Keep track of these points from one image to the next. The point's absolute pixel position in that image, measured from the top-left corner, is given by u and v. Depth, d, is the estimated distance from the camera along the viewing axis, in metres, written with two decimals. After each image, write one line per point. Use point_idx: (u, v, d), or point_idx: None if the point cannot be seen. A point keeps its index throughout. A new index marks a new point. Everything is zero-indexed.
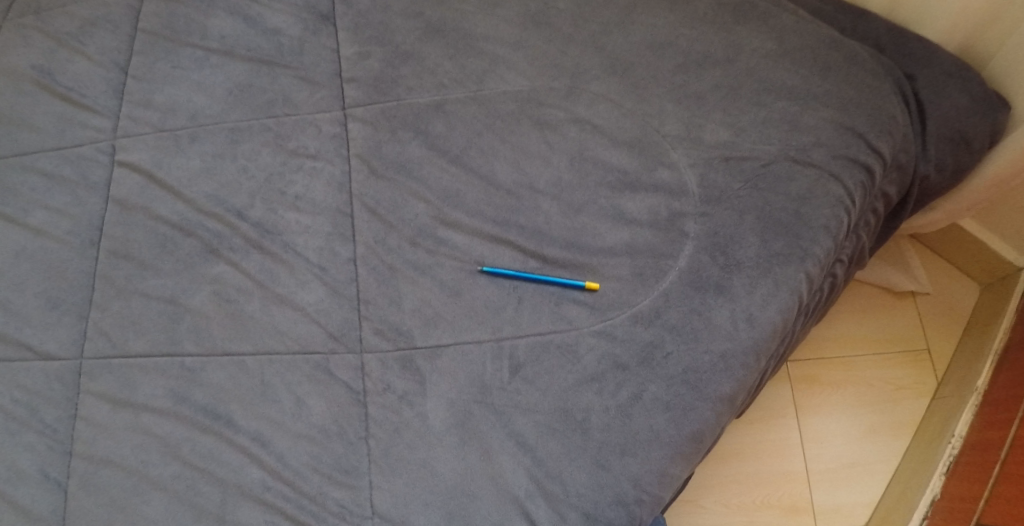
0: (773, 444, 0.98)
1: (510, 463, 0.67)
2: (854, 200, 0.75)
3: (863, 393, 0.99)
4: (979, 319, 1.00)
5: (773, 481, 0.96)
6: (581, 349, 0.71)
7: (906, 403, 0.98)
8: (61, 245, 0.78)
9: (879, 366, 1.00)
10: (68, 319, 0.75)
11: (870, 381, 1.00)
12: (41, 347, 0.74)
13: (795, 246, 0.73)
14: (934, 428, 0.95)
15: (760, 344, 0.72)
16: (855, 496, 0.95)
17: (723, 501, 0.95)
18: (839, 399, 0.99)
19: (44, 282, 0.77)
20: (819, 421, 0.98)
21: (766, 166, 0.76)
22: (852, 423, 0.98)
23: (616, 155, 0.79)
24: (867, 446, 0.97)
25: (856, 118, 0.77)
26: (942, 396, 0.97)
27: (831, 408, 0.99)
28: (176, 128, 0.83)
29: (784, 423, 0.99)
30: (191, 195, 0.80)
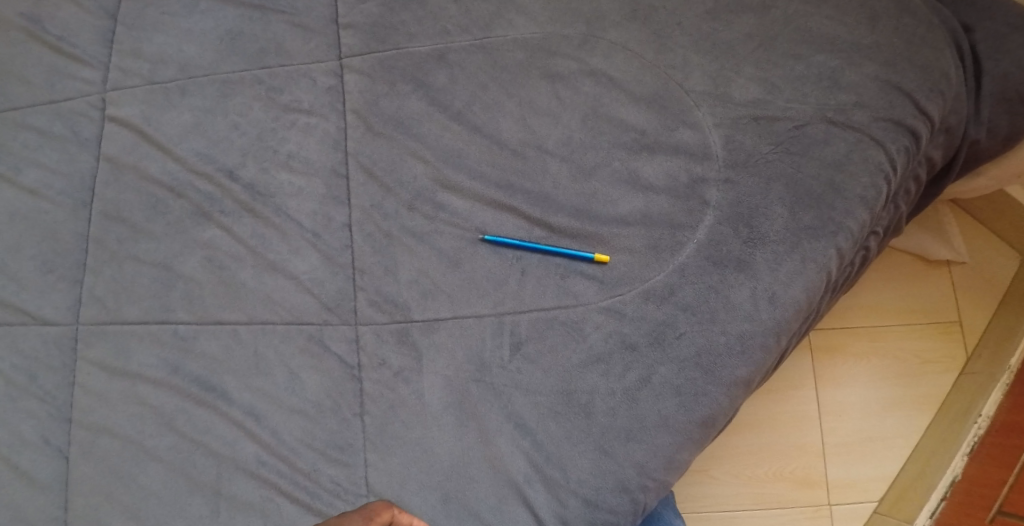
0: (789, 415, 0.94)
1: (508, 445, 0.64)
2: (896, 168, 0.68)
3: (887, 366, 0.94)
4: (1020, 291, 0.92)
5: (788, 453, 0.93)
6: (588, 327, 0.66)
7: (932, 378, 0.93)
8: (54, 207, 0.75)
9: (907, 338, 0.94)
10: (63, 284, 0.73)
11: (897, 353, 0.94)
12: (38, 312, 0.72)
13: (827, 219, 0.67)
14: (960, 405, 0.91)
15: (783, 325, 0.66)
16: (870, 470, 0.92)
17: (734, 473, 0.92)
18: (861, 371, 0.94)
19: (38, 246, 0.74)
20: (839, 393, 0.94)
21: (800, 128, 0.68)
22: (873, 396, 0.93)
23: (634, 113, 0.72)
24: (887, 420, 0.93)
25: (905, 73, 0.69)
26: (970, 372, 0.92)
27: (852, 379, 0.94)
28: (166, 80, 0.78)
29: (802, 394, 0.94)
30: (181, 152, 0.75)
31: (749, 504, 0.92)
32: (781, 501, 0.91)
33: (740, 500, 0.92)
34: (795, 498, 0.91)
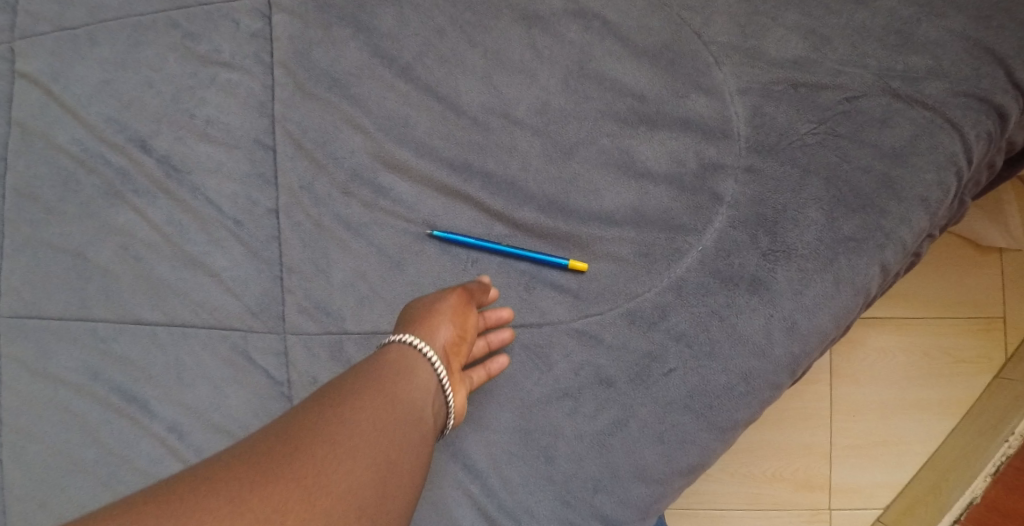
0: (797, 411, 0.81)
1: (453, 490, 0.54)
2: (972, 159, 0.51)
3: (912, 363, 0.80)
4: None
5: (790, 453, 0.81)
6: (554, 354, 0.54)
7: (962, 381, 0.80)
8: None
9: (940, 334, 0.80)
10: None
11: (925, 350, 0.80)
12: None
13: (873, 227, 0.51)
14: (991, 415, 0.77)
15: (800, 362, 0.52)
16: (879, 477, 0.80)
17: (729, 470, 0.81)
18: (885, 366, 0.80)
19: None
20: (855, 390, 0.80)
21: (853, 101, 0.52)
22: (894, 395, 0.80)
23: (630, 71, 0.55)
24: (904, 422, 0.80)
25: (1003, 30, 0.50)
26: (1008, 378, 0.78)
27: (871, 376, 0.80)
28: (76, 25, 0.62)
29: (813, 389, 0.81)
30: (89, 117, 0.62)
31: (741, 504, 0.81)
32: (777, 503, 0.80)
33: (734, 499, 0.81)
34: (794, 501, 0.80)
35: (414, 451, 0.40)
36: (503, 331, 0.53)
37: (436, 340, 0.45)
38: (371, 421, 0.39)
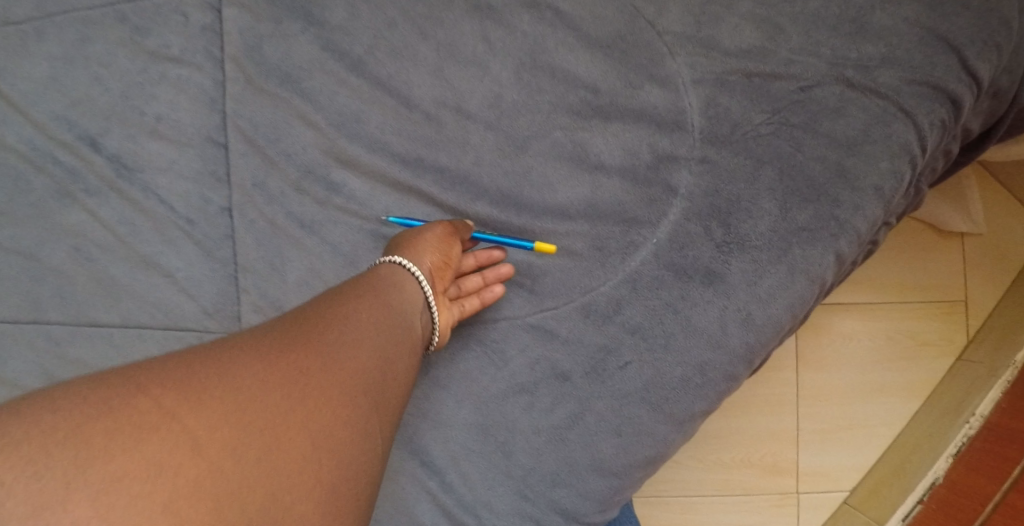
0: (764, 397, 0.81)
1: (413, 486, 0.54)
2: (925, 148, 0.51)
3: (878, 348, 0.81)
4: None
5: (759, 439, 0.81)
6: (510, 349, 0.54)
7: (927, 363, 0.80)
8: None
9: (905, 318, 0.81)
10: None
11: (891, 333, 0.81)
12: None
13: (826, 216, 0.51)
14: (953, 396, 0.78)
15: (756, 351, 0.52)
16: (846, 459, 0.81)
17: (698, 458, 0.81)
18: (850, 351, 0.81)
19: None
20: (821, 376, 0.81)
21: (807, 91, 0.51)
22: (860, 379, 0.81)
23: (584, 62, 0.54)
24: (870, 405, 0.81)
25: (954, 15, 0.50)
26: (969, 360, 0.79)
27: (837, 361, 0.81)
28: (20, 20, 0.59)
29: (780, 375, 0.81)
30: (38, 116, 0.59)
31: (710, 490, 0.81)
32: (746, 488, 0.81)
33: (703, 486, 0.81)
34: (762, 485, 0.81)
35: (406, 355, 0.45)
36: (502, 266, 0.54)
37: (423, 263, 0.49)
38: (369, 316, 0.43)
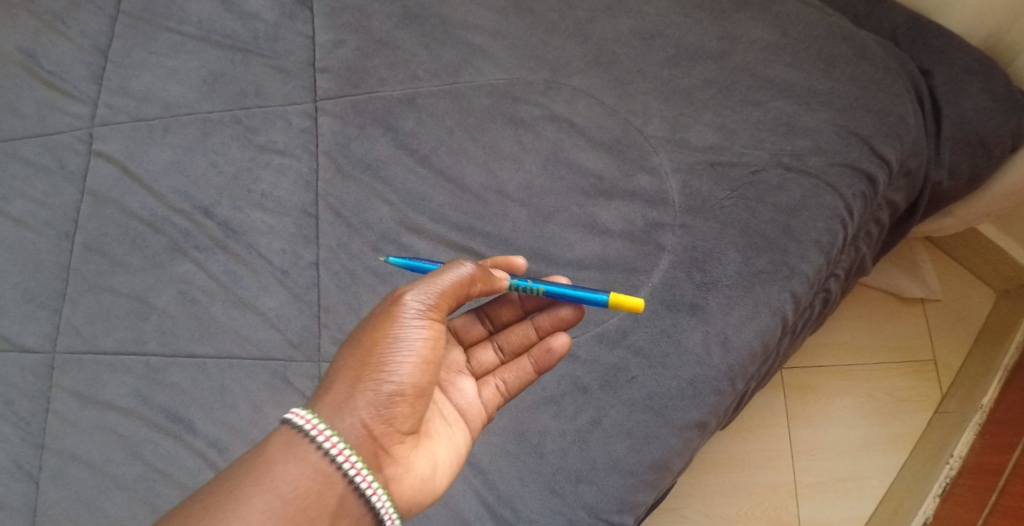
0: (760, 453, 0.94)
1: (460, 483, 0.66)
2: (852, 212, 0.69)
3: (860, 405, 0.95)
4: (995, 327, 0.94)
5: (759, 493, 0.93)
6: (541, 369, 0.68)
7: (907, 417, 0.94)
8: (38, 235, 0.81)
9: (881, 378, 0.96)
10: (43, 313, 0.77)
11: (869, 392, 0.96)
12: (19, 339, 0.77)
13: (780, 263, 0.68)
14: (933, 445, 0.91)
15: (737, 369, 0.67)
16: (844, 511, 0.91)
17: (705, 511, 0.92)
18: (833, 408, 0.95)
19: (23, 274, 0.79)
20: (811, 432, 0.95)
21: (756, 173, 0.70)
22: (848, 435, 0.94)
23: (594, 158, 0.74)
24: (860, 458, 0.93)
25: (862, 120, 0.70)
26: (943, 412, 0.93)
27: (824, 418, 0.95)
28: (150, 117, 0.84)
29: (774, 433, 0.95)
30: (159, 189, 0.80)
31: None
32: None
33: None
34: None
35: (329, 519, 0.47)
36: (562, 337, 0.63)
37: (356, 433, 0.50)
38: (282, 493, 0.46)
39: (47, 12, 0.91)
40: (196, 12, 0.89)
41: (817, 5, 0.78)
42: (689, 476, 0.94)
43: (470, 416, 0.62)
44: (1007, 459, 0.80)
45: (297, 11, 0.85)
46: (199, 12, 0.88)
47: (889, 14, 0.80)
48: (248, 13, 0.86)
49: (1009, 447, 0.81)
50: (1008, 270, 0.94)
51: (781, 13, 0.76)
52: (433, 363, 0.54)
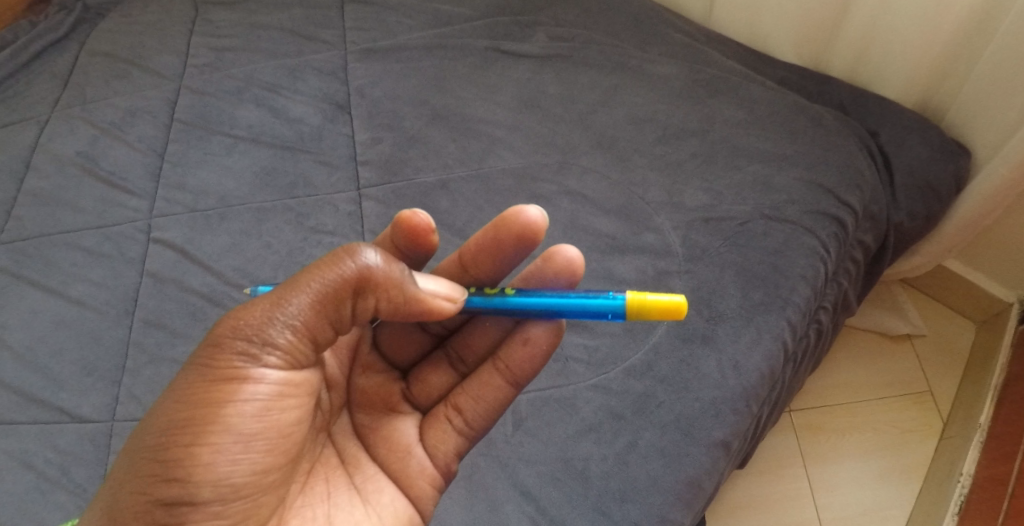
0: (783, 493, 1.16)
1: (515, 511, 0.72)
2: (829, 249, 0.83)
3: (867, 440, 1.18)
4: (977, 356, 1.20)
5: None
6: (579, 402, 0.76)
7: (915, 445, 1.17)
8: (98, 314, 0.89)
9: (886, 412, 1.20)
10: (102, 384, 0.84)
11: (876, 426, 1.19)
12: (77, 410, 0.82)
13: (774, 295, 0.80)
14: (943, 467, 1.11)
15: (750, 391, 0.76)
16: None
17: None
18: (844, 447, 1.18)
19: (81, 350, 0.87)
20: (827, 469, 1.16)
21: (744, 224, 0.84)
22: (862, 470, 1.15)
23: (606, 223, 0.87)
24: (876, 490, 1.14)
25: (827, 175, 0.87)
26: (949, 436, 1.15)
27: (838, 456, 1.17)
28: (207, 208, 0.95)
29: (792, 472, 1.17)
30: (219, 267, 0.89)
31: None
32: None
33: None
34: None
35: None
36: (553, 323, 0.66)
37: None
38: None
39: (104, 121, 1.07)
40: (246, 119, 1.04)
41: (776, 90, 0.96)
42: (724, 513, 1.15)
43: (415, 468, 0.67)
44: (1009, 467, 0.97)
45: (338, 115, 1.01)
46: (249, 118, 1.04)
47: (835, 91, 1.02)
48: (294, 118, 1.02)
49: (1009, 457, 0.98)
50: (984, 304, 1.21)
51: (747, 97, 0.95)
52: (244, 439, 0.55)
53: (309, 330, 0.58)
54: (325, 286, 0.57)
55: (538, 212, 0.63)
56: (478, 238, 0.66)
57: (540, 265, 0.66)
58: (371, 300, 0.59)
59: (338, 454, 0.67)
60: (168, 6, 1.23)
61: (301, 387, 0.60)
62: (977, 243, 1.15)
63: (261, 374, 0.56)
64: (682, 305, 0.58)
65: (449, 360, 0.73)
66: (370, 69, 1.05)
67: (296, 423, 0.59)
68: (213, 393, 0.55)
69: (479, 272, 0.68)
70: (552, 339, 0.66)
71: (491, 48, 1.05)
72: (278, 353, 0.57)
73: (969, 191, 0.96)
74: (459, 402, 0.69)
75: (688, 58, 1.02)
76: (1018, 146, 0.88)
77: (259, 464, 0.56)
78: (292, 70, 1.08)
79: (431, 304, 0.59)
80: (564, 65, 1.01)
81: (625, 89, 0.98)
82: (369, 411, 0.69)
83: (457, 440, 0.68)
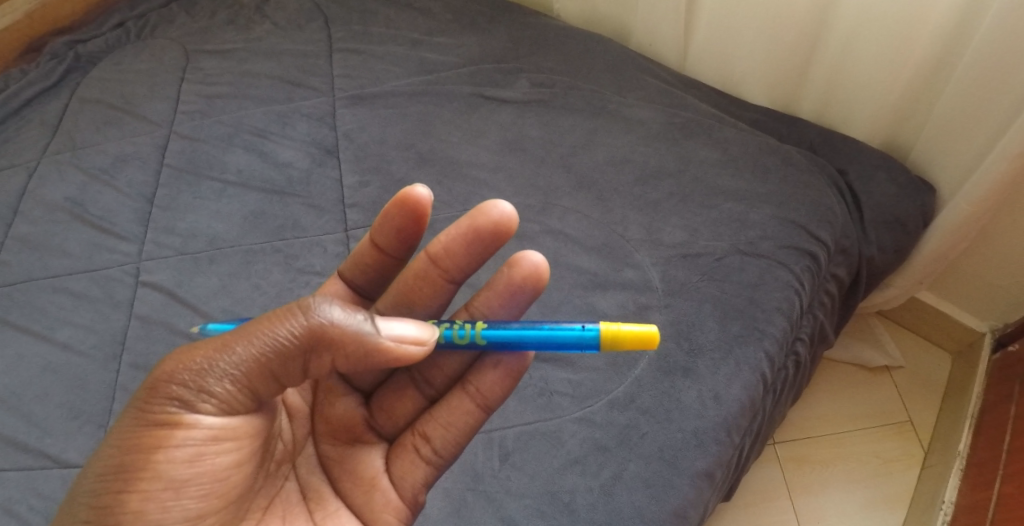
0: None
1: None
2: (803, 282, 0.87)
3: (851, 471, 1.20)
4: (954, 386, 1.23)
5: None
6: (564, 435, 0.78)
7: (898, 474, 1.18)
8: (86, 358, 0.89)
9: (868, 443, 1.22)
10: (88, 428, 0.84)
11: (858, 456, 1.21)
12: (62, 455, 0.82)
13: (752, 327, 0.83)
14: (925, 496, 1.13)
15: (731, 421, 0.78)
16: None
17: None
18: (828, 478, 1.19)
19: (68, 395, 0.87)
20: (812, 500, 1.18)
21: (720, 259, 0.87)
22: (847, 501, 1.17)
23: (588, 260, 0.89)
24: (862, 520, 1.15)
25: (798, 212, 0.91)
26: (930, 465, 1.17)
27: (822, 487, 1.19)
28: (196, 251, 0.97)
29: (778, 505, 1.18)
30: (208, 309, 0.91)
31: None
32: None
33: None
34: None
35: None
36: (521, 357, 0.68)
37: None
38: None
39: (94, 167, 1.09)
40: (236, 163, 1.07)
41: (748, 131, 1.01)
42: None
43: (381, 502, 0.68)
44: (988, 493, 0.98)
45: (326, 159, 1.04)
46: (238, 163, 1.07)
47: (804, 131, 1.07)
48: (283, 163, 1.05)
49: (988, 483, 0.99)
50: (958, 334, 1.25)
51: (720, 138, 0.99)
52: (175, 486, 0.56)
53: (249, 378, 0.58)
54: (269, 335, 0.57)
55: (508, 208, 0.66)
56: (451, 231, 0.69)
57: (505, 270, 0.67)
58: (323, 350, 0.57)
59: (300, 488, 0.68)
60: (160, 55, 1.27)
61: (242, 434, 0.60)
62: (948, 276, 1.19)
63: (197, 421, 0.57)
64: (655, 336, 0.61)
65: (415, 384, 0.73)
66: (358, 115, 1.09)
67: (235, 468, 0.60)
68: (145, 439, 0.56)
69: (449, 266, 0.70)
70: (520, 365, 0.68)
71: (475, 94, 1.09)
72: (215, 399, 0.57)
73: (935, 225, 1.01)
74: (428, 430, 0.70)
75: (663, 101, 1.06)
76: (978, 183, 0.92)
77: (192, 510, 0.57)
78: (282, 116, 1.11)
79: (398, 349, 0.58)
80: (545, 110, 1.06)
81: (604, 132, 1.02)
82: (333, 441, 0.70)
83: (425, 469, 0.69)
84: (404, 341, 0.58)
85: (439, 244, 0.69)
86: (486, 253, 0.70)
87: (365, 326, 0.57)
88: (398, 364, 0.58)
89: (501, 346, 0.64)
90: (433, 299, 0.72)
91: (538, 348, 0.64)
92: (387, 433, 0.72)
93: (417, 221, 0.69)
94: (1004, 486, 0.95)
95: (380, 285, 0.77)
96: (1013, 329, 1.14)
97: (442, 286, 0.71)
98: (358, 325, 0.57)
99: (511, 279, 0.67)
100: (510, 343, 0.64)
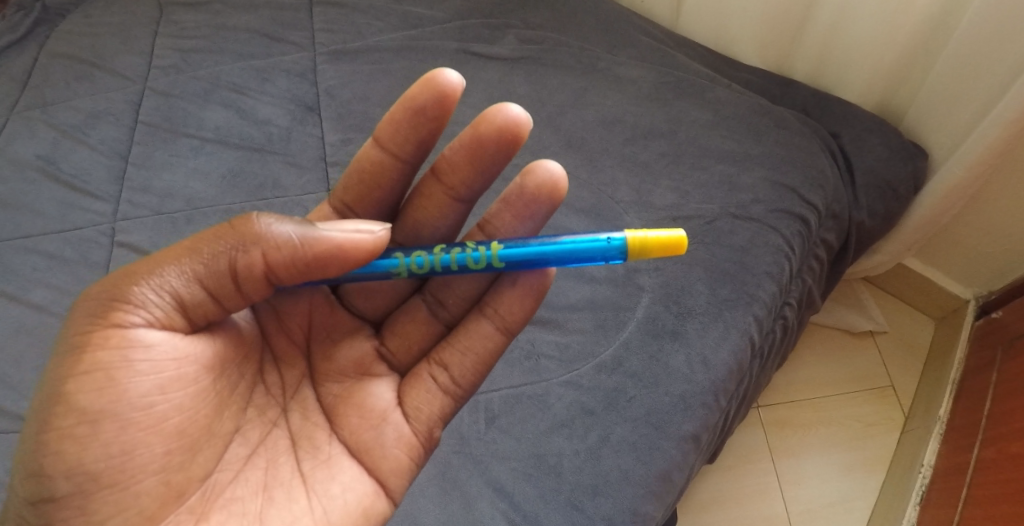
0: (751, 488, 1.18)
1: (488, 508, 0.72)
2: (793, 246, 0.86)
3: (832, 433, 1.21)
4: (936, 351, 1.24)
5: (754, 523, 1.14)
6: (551, 399, 0.77)
7: (878, 438, 1.20)
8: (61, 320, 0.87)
9: (848, 407, 1.23)
10: None
11: (840, 420, 1.22)
12: None
13: (741, 291, 0.82)
14: (904, 461, 1.14)
15: (718, 385, 0.77)
16: None
17: None
18: (810, 441, 1.21)
19: (42, 357, 0.85)
20: (795, 463, 1.19)
21: (710, 223, 0.86)
22: (828, 464, 1.18)
23: (575, 221, 0.88)
24: (842, 484, 1.16)
25: (790, 175, 0.90)
26: (911, 429, 1.18)
27: (804, 450, 1.20)
28: (173, 210, 0.94)
29: (761, 467, 1.19)
30: None
31: None
32: None
33: None
34: None
35: None
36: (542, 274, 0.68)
37: None
38: None
39: (66, 123, 1.04)
40: (213, 120, 1.03)
41: (741, 91, 0.99)
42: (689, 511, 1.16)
43: (391, 437, 0.66)
44: (967, 457, 0.99)
45: (307, 116, 1.01)
46: (215, 120, 1.03)
47: (798, 93, 1.05)
48: (262, 119, 1.02)
49: (967, 447, 1.00)
50: (942, 301, 1.25)
51: (713, 97, 0.97)
52: (89, 418, 0.55)
53: (172, 288, 0.59)
54: (196, 243, 0.60)
55: (518, 111, 0.64)
56: (455, 144, 0.68)
57: (520, 182, 0.67)
58: (247, 244, 0.59)
59: (290, 435, 0.66)
60: (133, 7, 1.21)
61: (162, 359, 0.58)
62: (935, 241, 1.18)
63: (111, 339, 0.57)
64: (682, 241, 0.61)
65: (429, 309, 0.73)
66: (341, 70, 1.05)
67: (159, 395, 0.58)
68: (61, 368, 0.56)
69: (454, 181, 0.69)
70: (541, 283, 0.68)
71: (461, 50, 1.06)
72: (135, 311, 0.58)
73: (927, 191, 0.99)
74: (445, 359, 0.70)
75: (656, 60, 1.04)
76: (971, 148, 0.91)
77: (113, 447, 0.55)
78: (260, 71, 1.07)
79: (341, 239, 0.60)
80: (534, 68, 1.03)
81: (594, 90, 0.99)
82: (339, 380, 0.69)
83: (442, 400, 0.69)
84: (348, 230, 0.60)
85: (444, 160, 0.69)
86: (498, 168, 0.68)
87: (291, 223, 0.60)
88: (344, 250, 0.60)
89: (522, 265, 0.63)
90: (441, 218, 0.71)
91: (560, 263, 0.63)
92: (399, 365, 0.72)
93: (422, 115, 0.66)
94: (983, 450, 0.96)
95: (380, 211, 0.72)
96: (996, 296, 1.15)
97: (450, 204, 0.70)
98: (285, 225, 0.60)
99: (525, 189, 0.66)
100: (533, 262, 0.63)
